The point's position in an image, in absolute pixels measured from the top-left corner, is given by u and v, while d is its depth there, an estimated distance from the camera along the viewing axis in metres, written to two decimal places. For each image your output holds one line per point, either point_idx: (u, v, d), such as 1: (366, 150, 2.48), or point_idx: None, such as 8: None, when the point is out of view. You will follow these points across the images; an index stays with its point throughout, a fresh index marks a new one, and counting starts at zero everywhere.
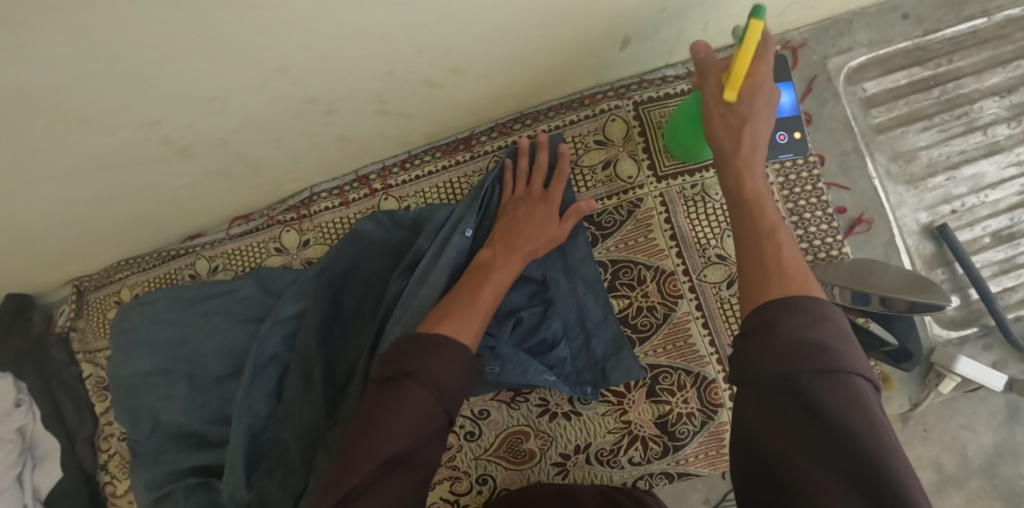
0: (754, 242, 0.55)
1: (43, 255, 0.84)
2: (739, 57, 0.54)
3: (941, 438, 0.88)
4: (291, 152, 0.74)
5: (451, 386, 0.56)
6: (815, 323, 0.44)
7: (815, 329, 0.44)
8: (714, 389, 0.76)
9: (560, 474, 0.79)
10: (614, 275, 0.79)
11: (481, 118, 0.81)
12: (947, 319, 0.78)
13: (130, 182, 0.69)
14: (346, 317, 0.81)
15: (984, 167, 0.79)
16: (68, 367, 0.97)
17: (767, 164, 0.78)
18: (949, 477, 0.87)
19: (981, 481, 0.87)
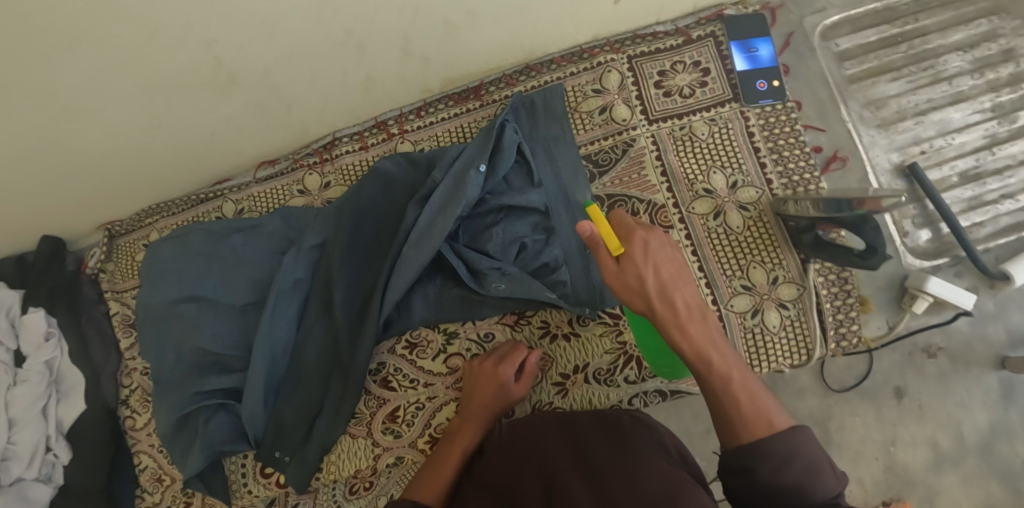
0: (726, 402, 0.54)
1: (86, 191, 0.91)
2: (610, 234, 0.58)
3: (937, 416, 1.01)
4: (322, 91, 0.82)
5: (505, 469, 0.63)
6: (787, 461, 0.50)
7: (790, 472, 0.50)
8: None
9: (560, 393, 0.83)
10: (611, 208, 0.85)
11: (490, 67, 0.90)
12: (920, 250, 0.85)
13: (178, 109, 0.77)
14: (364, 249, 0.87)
15: (950, 113, 0.87)
16: (96, 305, 1.07)
17: (749, 108, 0.86)
18: (943, 456, 0.98)
19: (977, 460, 0.98)
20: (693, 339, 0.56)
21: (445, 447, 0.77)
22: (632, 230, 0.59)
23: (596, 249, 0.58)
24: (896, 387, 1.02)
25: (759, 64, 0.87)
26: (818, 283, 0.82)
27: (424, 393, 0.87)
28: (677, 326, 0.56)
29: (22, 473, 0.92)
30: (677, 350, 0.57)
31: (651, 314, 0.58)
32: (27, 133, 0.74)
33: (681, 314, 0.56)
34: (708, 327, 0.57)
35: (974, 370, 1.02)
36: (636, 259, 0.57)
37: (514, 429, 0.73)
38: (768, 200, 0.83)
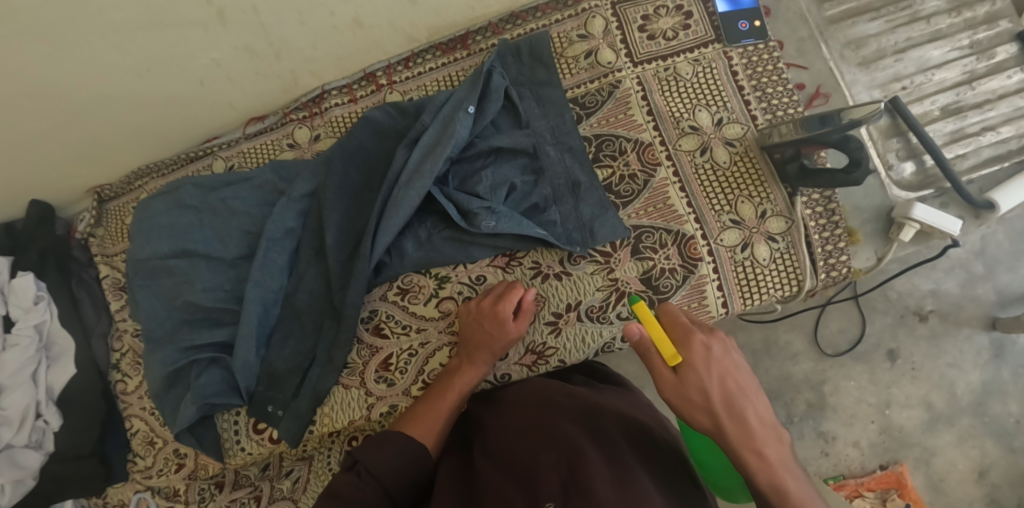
0: None
1: (76, 146, 0.92)
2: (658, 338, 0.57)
3: (930, 377, 1.08)
4: (311, 34, 0.83)
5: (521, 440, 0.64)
6: None
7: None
8: (694, 245, 0.82)
9: (553, 333, 0.83)
10: (598, 148, 0.86)
11: (476, 15, 0.92)
12: (905, 183, 0.86)
13: (166, 51, 0.78)
14: (354, 194, 0.88)
15: (929, 51, 0.89)
16: (85, 269, 1.07)
17: (732, 48, 0.87)
18: (939, 416, 1.07)
19: (971, 419, 1.06)
20: (767, 464, 0.53)
21: (443, 382, 0.78)
22: (691, 336, 0.58)
23: (648, 355, 0.58)
24: (890, 350, 1.09)
25: (740, 5, 0.88)
26: (805, 216, 0.82)
27: (417, 339, 0.87)
28: (748, 447, 0.53)
29: (11, 439, 0.92)
30: (750, 477, 0.53)
31: (719, 431, 0.55)
32: (15, 74, 0.74)
33: (752, 432, 0.54)
34: (781, 448, 0.54)
35: (965, 330, 1.08)
36: (698, 368, 0.56)
37: (529, 397, 0.72)
38: (753, 135, 0.84)
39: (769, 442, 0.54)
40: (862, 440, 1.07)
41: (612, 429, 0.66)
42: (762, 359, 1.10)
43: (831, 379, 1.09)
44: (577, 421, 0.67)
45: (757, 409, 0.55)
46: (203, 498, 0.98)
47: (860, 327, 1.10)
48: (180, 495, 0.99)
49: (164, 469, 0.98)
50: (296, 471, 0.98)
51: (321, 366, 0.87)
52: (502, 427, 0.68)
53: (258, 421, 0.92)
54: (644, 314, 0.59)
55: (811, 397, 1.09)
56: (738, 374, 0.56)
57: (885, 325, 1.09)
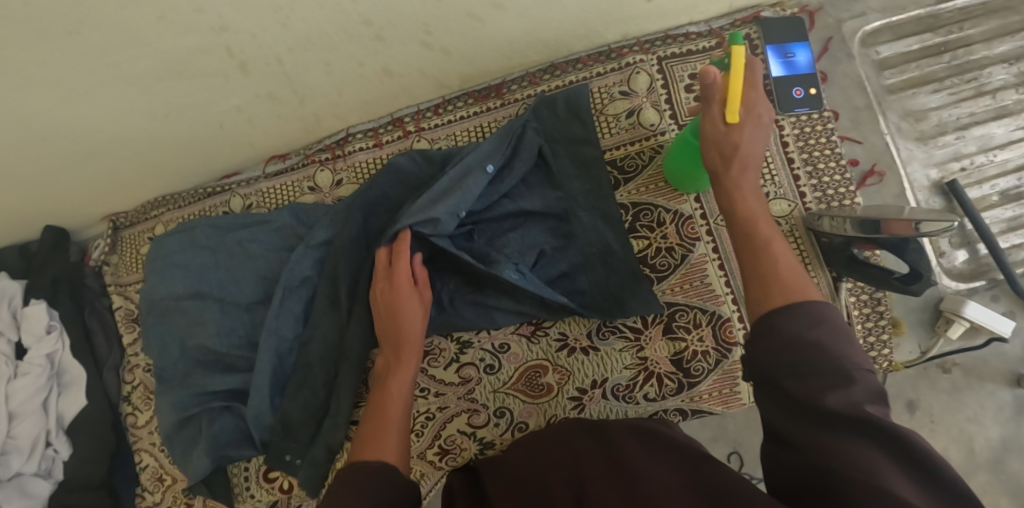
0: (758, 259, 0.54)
1: (91, 180, 0.89)
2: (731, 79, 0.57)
3: (947, 429, 0.95)
4: (337, 82, 0.79)
5: (526, 463, 0.66)
6: (816, 327, 0.46)
7: (815, 329, 0.45)
8: (729, 328, 0.79)
9: (576, 409, 0.81)
10: (635, 217, 0.82)
11: (513, 65, 0.86)
12: (955, 272, 0.81)
13: (184, 98, 0.74)
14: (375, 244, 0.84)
15: (992, 129, 0.82)
16: (99, 298, 1.04)
17: (784, 117, 0.82)
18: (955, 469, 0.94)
19: (988, 475, 0.94)
20: (748, 203, 0.59)
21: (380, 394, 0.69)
22: (753, 110, 0.60)
23: (711, 96, 0.59)
24: (909, 400, 0.96)
25: (796, 70, 0.82)
26: (849, 303, 0.78)
27: (434, 403, 0.84)
28: (732, 184, 0.60)
29: (22, 466, 0.92)
30: (728, 201, 0.60)
31: (723, 172, 0.61)
32: (28, 116, 0.71)
33: (742, 178, 0.60)
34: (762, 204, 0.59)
35: (988, 385, 0.97)
36: (744, 128, 0.59)
37: (538, 435, 0.72)
38: (801, 214, 0.80)
39: (753, 193, 0.60)
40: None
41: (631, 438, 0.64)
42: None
43: None
44: (584, 437, 0.66)
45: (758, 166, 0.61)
46: None
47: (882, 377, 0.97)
48: None
49: (172, 507, 0.96)
50: None
51: (332, 422, 0.83)
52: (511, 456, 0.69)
53: (268, 469, 0.91)
54: (736, 61, 0.56)
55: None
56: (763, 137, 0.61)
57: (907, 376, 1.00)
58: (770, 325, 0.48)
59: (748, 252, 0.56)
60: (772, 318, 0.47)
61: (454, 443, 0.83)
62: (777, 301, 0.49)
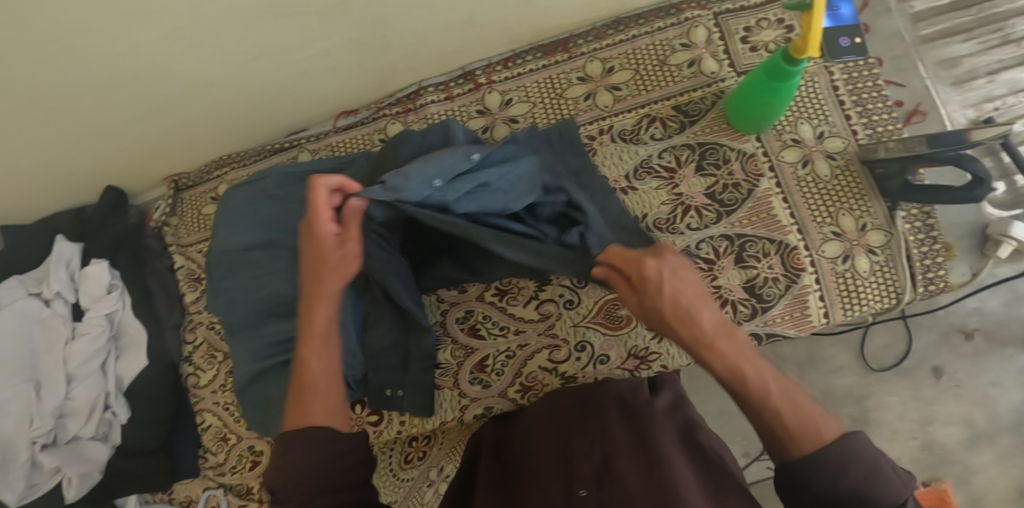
0: (771, 413, 0.53)
1: (164, 134, 0.91)
2: (813, 19, 0.66)
3: (972, 395, 1.02)
4: (423, 30, 0.82)
5: (539, 431, 0.65)
6: (844, 468, 0.48)
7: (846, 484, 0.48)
8: (797, 256, 0.83)
9: (655, 338, 0.83)
10: (702, 156, 0.87)
11: (581, 19, 0.91)
12: (997, 201, 0.87)
13: (278, 39, 0.76)
14: None
15: (1019, 74, 0.89)
16: (159, 258, 1.03)
17: (833, 64, 0.89)
18: (980, 434, 1.01)
19: (1012, 438, 1.00)
20: (725, 356, 0.57)
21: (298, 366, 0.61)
22: (642, 268, 0.64)
23: (637, 279, 0.64)
24: (935, 366, 1.04)
25: (841, 21, 0.90)
26: (905, 231, 0.84)
27: (514, 341, 0.86)
28: (702, 342, 0.58)
29: (78, 430, 0.91)
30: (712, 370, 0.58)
31: (693, 340, 0.59)
32: (132, 52, 0.72)
33: (708, 335, 0.59)
34: (741, 346, 0.58)
35: (1008, 350, 1.03)
36: (646, 287, 0.63)
37: (562, 394, 0.72)
38: (854, 149, 0.86)
39: (738, 349, 0.57)
40: (905, 456, 1.02)
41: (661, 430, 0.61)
42: (807, 373, 1.06)
43: (874, 394, 1.05)
44: (609, 406, 0.65)
45: (720, 318, 0.60)
46: None
47: (906, 344, 1.05)
48: (253, 494, 0.96)
49: (237, 466, 0.95)
50: None
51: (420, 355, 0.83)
52: (533, 423, 0.69)
53: None
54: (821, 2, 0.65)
55: (854, 412, 1.04)
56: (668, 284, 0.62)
57: (929, 342, 1.05)
58: (801, 478, 0.49)
59: (759, 409, 0.54)
60: (804, 474, 0.49)
61: (536, 379, 0.85)
62: (803, 454, 0.49)
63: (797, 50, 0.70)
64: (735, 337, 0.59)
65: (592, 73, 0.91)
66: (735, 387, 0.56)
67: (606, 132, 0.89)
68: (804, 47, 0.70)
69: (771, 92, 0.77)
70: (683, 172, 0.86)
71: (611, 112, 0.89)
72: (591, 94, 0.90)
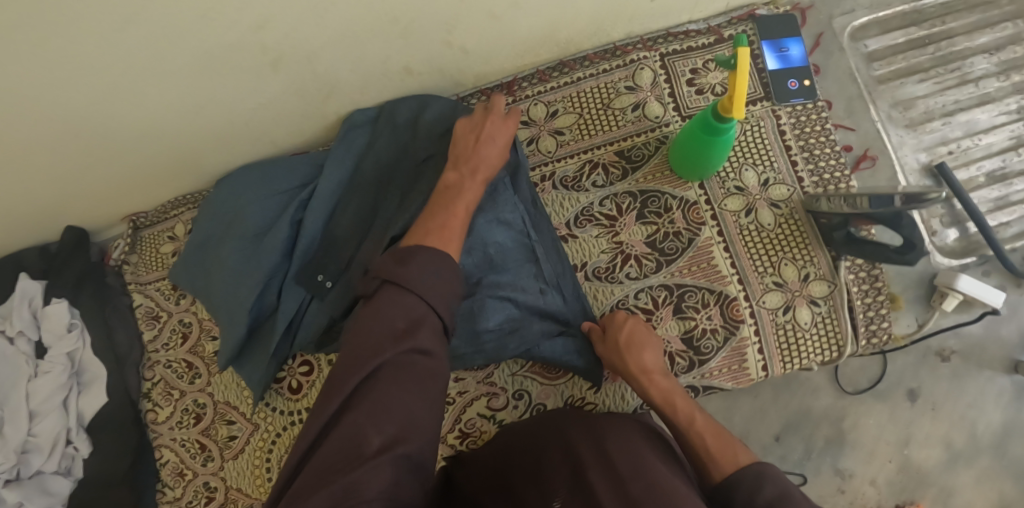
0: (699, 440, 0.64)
1: (115, 178, 0.92)
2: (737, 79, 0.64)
3: (950, 415, 0.95)
4: (362, 78, 0.83)
5: (517, 445, 0.68)
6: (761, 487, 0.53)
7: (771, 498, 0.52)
8: (736, 307, 0.82)
9: (592, 388, 0.84)
10: (643, 204, 0.86)
11: (525, 62, 0.90)
12: (948, 249, 0.86)
13: (219, 93, 0.77)
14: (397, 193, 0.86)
15: (976, 114, 0.88)
16: (121, 296, 1.05)
17: (781, 107, 0.87)
18: (959, 453, 0.94)
19: (990, 460, 0.94)
20: (658, 385, 0.71)
21: (439, 222, 0.66)
22: (615, 313, 0.80)
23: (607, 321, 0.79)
24: (909, 388, 0.96)
25: (790, 64, 0.88)
26: (848, 280, 0.83)
27: (453, 388, 0.86)
28: (643, 376, 0.72)
29: (42, 465, 0.91)
30: (648, 396, 0.71)
31: (642, 374, 0.72)
32: (68, 111, 0.74)
33: (648, 371, 0.73)
34: (671, 384, 0.71)
35: (987, 370, 0.97)
36: (617, 323, 0.78)
37: (533, 419, 0.74)
38: (799, 197, 0.84)
39: (668, 383, 0.71)
40: (880, 478, 0.94)
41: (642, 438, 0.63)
42: (782, 394, 0.97)
43: (850, 415, 0.96)
44: (575, 422, 0.67)
45: (653, 357, 0.74)
46: None
47: (881, 365, 0.98)
48: None
49: (194, 500, 0.96)
50: None
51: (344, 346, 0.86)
52: (508, 438, 0.72)
53: None
54: (744, 60, 0.63)
55: (829, 433, 0.96)
56: (634, 325, 0.77)
57: (905, 363, 0.98)
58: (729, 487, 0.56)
59: (689, 439, 0.65)
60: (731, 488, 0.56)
61: (474, 426, 0.85)
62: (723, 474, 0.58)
63: (725, 107, 0.69)
64: (661, 373, 0.73)
65: (535, 116, 0.90)
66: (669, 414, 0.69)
67: (548, 179, 0.88)
68: (730, 105, 0.68)
69: (705, 146, 0.75)
70: (624, 219, 0.86)
71: (553, 157, 0.89)
72: (533, 139, 0.90)
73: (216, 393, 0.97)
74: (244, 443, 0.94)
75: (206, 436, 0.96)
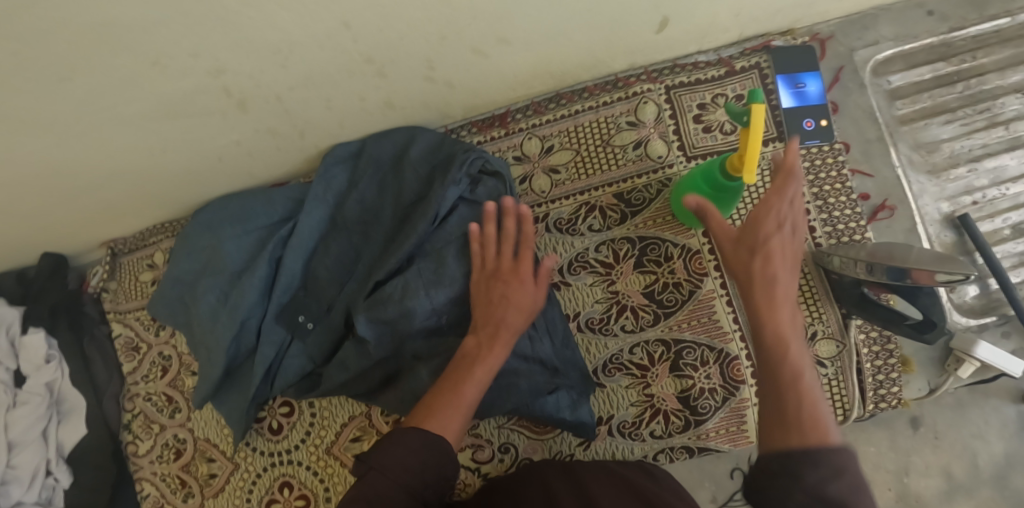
0: (790, 401, 0.46)
1: (87, 209, 0.88)
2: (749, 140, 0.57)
3: (952, 446, 0.88)
4: (339, 115, 0.77)
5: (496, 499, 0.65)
6: (836, 475, 0.42)
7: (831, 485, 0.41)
8: (737, 367, 0.78)
9: (582, 445, 0.80)
10: (642, 251, 0.80)
11: (518, 94, 0.84)
12: (966, 308, 0.80)
13: (183, 134, 0.72)
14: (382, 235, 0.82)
15: (1005, 160, 0.82)
16: (98, 325, 1.02)
17: (794, 150, 0.81)
18: (958, 486, 0.87)
19: (992, 491, 0.87)
20: (772, 265, 0.53)
21: (455, 374, 0.66)
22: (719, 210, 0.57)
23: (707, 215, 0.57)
24: (911, 416, 0.89)
25: (806, 102, 0.81)
26: (858, 340, 0.78)
27: None
28: (760, 253, 0.53)
29: (21, 496, 0.89)
30: (743, 265, 0.54)
31: (740, 242, 0.55)
32: (24, 153, 0.69)
33: (762, 252, 0.54)
34: (781, 263, 0.53)
35: (992, 400, 0.89)
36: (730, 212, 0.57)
37: (509, 474, 0.72)
38: (810, 249, 0.79)
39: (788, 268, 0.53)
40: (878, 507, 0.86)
41: (619, 473, 0.64)
42: None
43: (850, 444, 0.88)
44: (555, 475, 0.65)
45: (782, 222, 0.54)
46: None
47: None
48: None
49: None
50: None
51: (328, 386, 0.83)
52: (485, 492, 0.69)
53: (271, 501, 0.89)
54: (758, 117, 0.55)
55: None
56: (782, 182, 0.53)
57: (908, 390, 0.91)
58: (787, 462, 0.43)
59: (770, 384, 0.49)
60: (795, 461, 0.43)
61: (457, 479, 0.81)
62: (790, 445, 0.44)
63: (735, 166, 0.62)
64: (788, 254, 0.54)
65: (529, 152, 0.84)
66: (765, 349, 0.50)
67: (541, 221, 0.83)
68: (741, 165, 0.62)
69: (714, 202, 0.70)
70: (622, 267, 0.80)
71: (547, 198, 0.83)
72: (526, 177, 0.84)
73: (196, 428, 0.94)
74: (224, 482, 0.92)
75: (187, 472, 0.94)
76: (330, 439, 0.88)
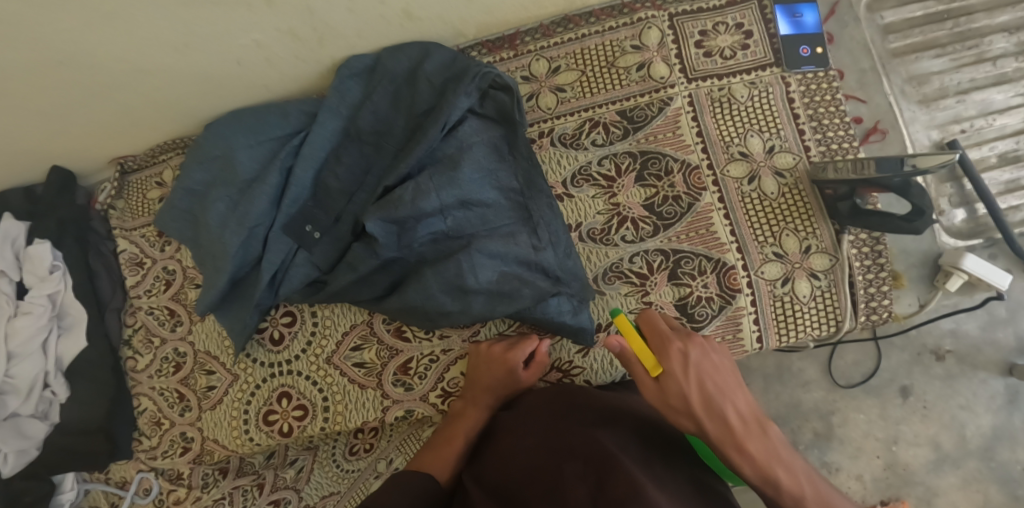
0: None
1: (102, 117, 0.89)
2: (638, 349, 0.63)
3: (940, 416, 0.91)
4: (358, 22, 0.80)
5: (528, 439, 0.65)
6: None
7: None
8: (733, 275, 0.79)
9: (581, 352, 0.82)
10: (644, 165, 0.83)
11: (529, 15, 0.88)
12: (956, 230, 0.86)
13: (206, 28, 0.75)
14: (395, 146, 0.83)
15: (992, 94, 0.86)
16: (104, 242, 1.02)
17: (791, 74, 0.84)
18: (946, 457, 0.90)
19: (978, 463, 0.90)
20: (753, 457, 0.55)
21: (448, 429, 0.77)
22: (667, 345, 0.62)
23: (631, 366, 0.63)
24: (902, 386, 0.93)
25: (803, 30, 0.86)
26: (851, 255, 0.80)
27: (439, 345, 0.86)
28: (736, 445, 0.56)
29: (18, 407, 0.90)
30: (706, 433, 0.58)
31: (702, 431, 0.58)
32: (50, 37, 0.71)
33: (738, 431, 0.57)
34: (769, 440, 0.56)
35: (981, 374, 0.92)
36: (677, 374, 0.59)
37: (541, 402, 0.71)
38: (805, 166, 0.82)
39: (736, 400, 0.59)
40: (866, 475, 0.90)
41: (654, 437, 0.65)
42: (773, 386, 0.94)
43: (840, 410, 0.93)
44: (591, 422, 0.65)
45: (696, 360, 0.60)
46: (206, 483, 0.94)
47: (875, 361, 0.94)
48: (184, 479, 0.94)
49: (169, 451, 0.94)
50: (300, 460, 0.96)
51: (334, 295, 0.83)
52: (518, 428, 0.68)
53: (268, 412, 0.90)
54: (624, 328, 0.64)
55: (817, 427, 0.93)
56: (692, 347, 0.62)
57: (900, 361, 0.93)
58: None
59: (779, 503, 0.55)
60: None
61: (458, 385, 0.85)
62: None
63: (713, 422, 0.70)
64: (733, 394, 0.59)
65: (536, 72, 0.88)
66: (767, 486, 0.55)
67: (547, 135, 0.86)
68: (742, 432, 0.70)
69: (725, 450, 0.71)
70: (624, 181, 0.83)
71: (553, 114, 0.86)
72: (533, 95, 0.87)
73: (197, 342, 0.95)
74: (223, 394, 0.92)
75: (185, 386, 0.94)
76: (331, 348, 0.89)
